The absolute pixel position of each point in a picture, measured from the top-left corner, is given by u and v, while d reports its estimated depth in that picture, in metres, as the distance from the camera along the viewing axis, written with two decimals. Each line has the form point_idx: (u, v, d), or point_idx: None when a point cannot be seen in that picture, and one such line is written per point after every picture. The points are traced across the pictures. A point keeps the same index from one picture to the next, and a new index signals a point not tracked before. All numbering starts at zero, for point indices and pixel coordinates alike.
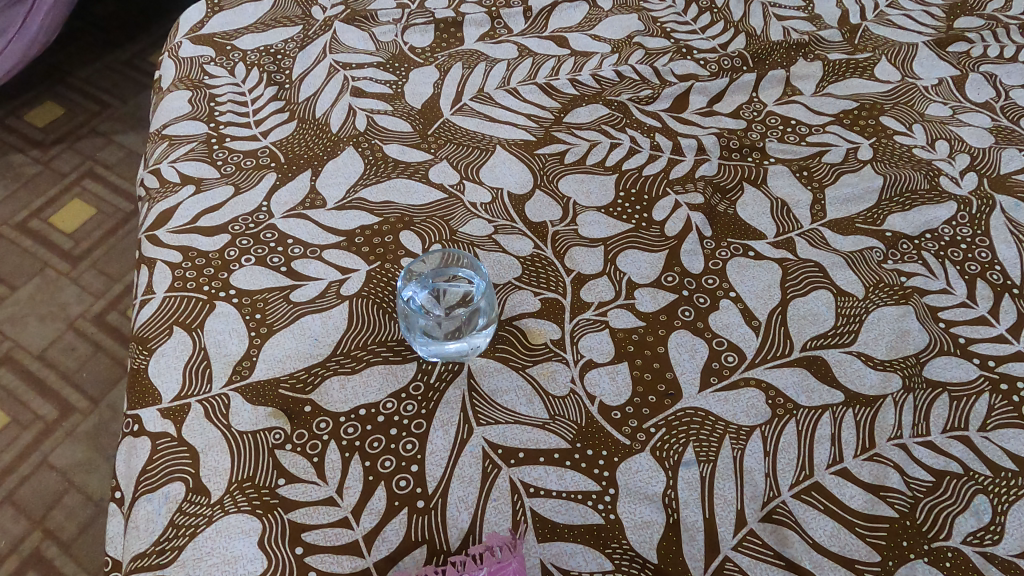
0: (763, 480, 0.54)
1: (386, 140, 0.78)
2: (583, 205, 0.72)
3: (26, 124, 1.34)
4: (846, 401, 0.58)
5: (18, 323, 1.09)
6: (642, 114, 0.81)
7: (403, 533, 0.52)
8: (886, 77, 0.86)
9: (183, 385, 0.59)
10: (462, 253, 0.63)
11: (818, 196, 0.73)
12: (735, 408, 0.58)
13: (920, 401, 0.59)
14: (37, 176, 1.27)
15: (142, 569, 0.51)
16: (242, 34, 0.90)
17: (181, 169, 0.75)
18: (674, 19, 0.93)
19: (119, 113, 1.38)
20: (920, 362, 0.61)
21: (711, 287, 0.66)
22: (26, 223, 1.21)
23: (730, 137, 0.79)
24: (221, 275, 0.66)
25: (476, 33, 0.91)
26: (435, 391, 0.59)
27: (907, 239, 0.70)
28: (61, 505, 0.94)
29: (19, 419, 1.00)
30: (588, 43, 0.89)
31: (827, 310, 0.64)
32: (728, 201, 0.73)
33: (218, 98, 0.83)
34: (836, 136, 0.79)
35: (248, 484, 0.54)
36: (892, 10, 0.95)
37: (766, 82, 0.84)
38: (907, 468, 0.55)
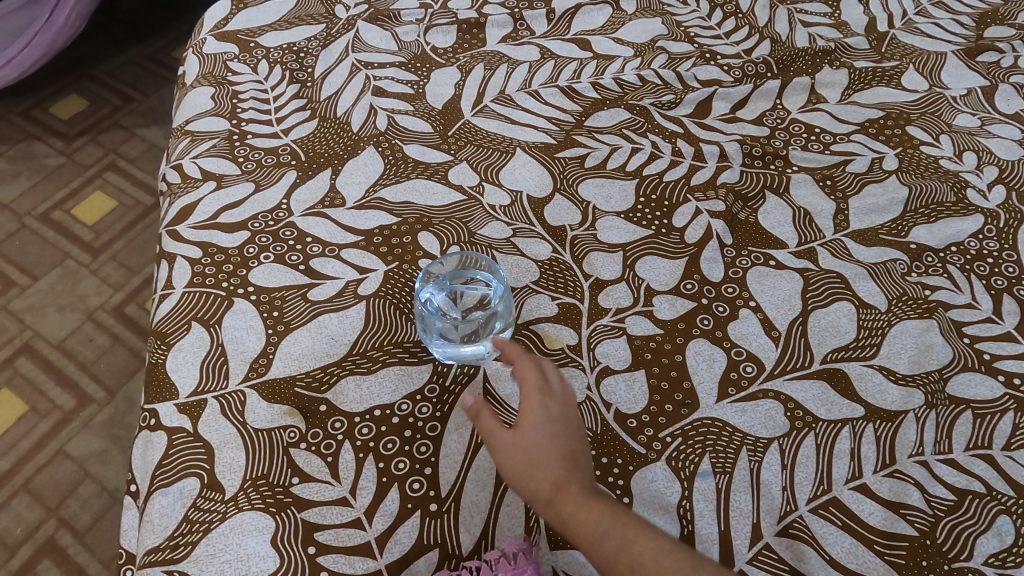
0: (780, 493, 0.54)
1: (407, 140, 0.78)
2: (602, 209, 0.72)
3: (51, 116, 1.36)
4: (866, 415, 0.58)
5: (38, 313, 1.11)
6: (664, 119, 0.81)
7: (416, 536, 0.52)
8: (913, 86, 0.85)
9: (200, 381, 0.60)
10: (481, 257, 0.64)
11: (841, 206, 0.72)
12: (753, 419, 0.57)
13: (943, 418, 0.58)
14: (61, 168, 1.29)
15: (155, 563, 0.51)
16: (266, 32, 0.90)
17: (203, 165, 0.76)
18: (699, 24, 0.92)
19: (142, 107, 1.39)
20: (943, 378, 0.60)
21: (731, 295, 0.65)
22: (49, 214, 1.22)
23: (753, 144, 0.78)
24: (240, 272, 0.66)
25: (499, 34, 0.91)
26: (450, 394, 0.59)
27: (932, 252, 0.69)
28: (77, 494, 0.95)
29: (37, 408, 1.01)
30: (610, 47, 0.89)
31: (849, 322, 0.63)
32: (749, 209, 0.72)
33: (241, 95, 0.83)
34: (860, 145, 0.78)
35: (262, 481, 0.54)
36: (920, 18, 0.94)
37: (790, 89, 0.83)
38: (928, 486, 0.54)
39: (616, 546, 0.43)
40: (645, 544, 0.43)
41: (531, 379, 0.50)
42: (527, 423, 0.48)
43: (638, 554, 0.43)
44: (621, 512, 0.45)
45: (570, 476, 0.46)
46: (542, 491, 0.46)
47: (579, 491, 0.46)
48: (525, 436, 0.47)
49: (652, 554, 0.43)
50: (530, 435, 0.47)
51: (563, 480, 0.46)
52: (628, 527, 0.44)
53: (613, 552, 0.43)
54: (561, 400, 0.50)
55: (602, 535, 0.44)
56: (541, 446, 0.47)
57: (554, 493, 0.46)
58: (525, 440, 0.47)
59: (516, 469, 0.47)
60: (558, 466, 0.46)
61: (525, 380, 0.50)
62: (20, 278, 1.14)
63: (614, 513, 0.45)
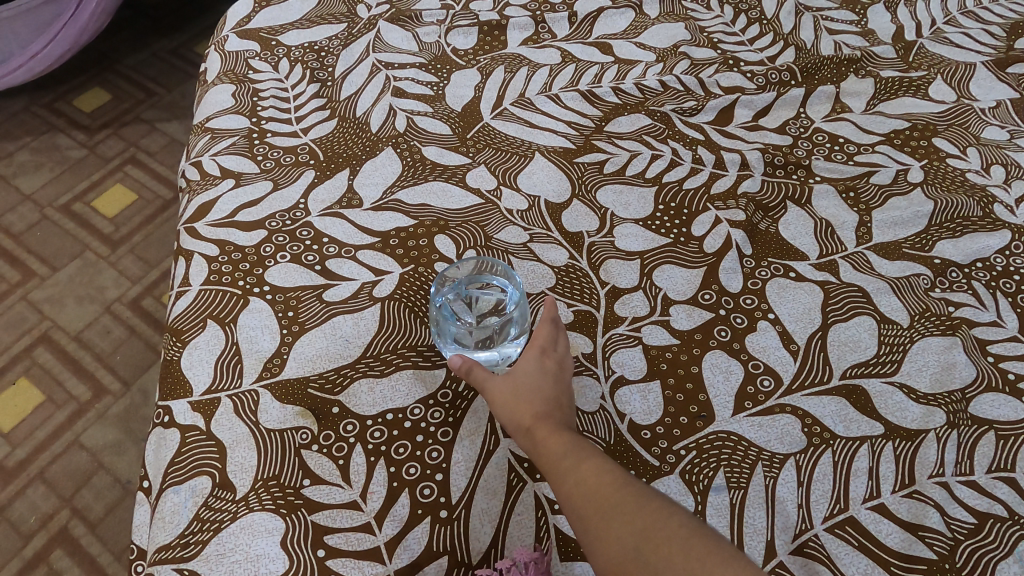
0: (796, 511, 0.53)
1: (425, 142, 0.78)
2: (621, 216, 0.71)
3: (74, 109, 1.37)
4: (885, 433, 0.57)
5: (57, 304, 1.12)
6: (685, 126, 0.80)
7: (425, 543, 0.52)
8: (941, 97, 0.83)
9: (214, 379, 0.60)
10: (498, 262, 0.63)
11: (864, 218, 0.71)
12: (770, 434, 0.56)
13: (964, 438, 0.57)
14: (82, 160, 1.30)
15: (166, 561, 0.51)
16: (287, 30, 0.90)
17: (222, 162, 0.76)
18: (722, 30, 0.91)
19: (163, 101, 1.40)
20: (966, 398, 0.59)
21: (749, 307, 0.64)
22: (70, 206, 1.23)
23: (775, 153, 0.77)
24: (256, 271, 0.67)
25: (520, 37, 0.90)
26: (463, 399, 0.59)
27: (956, 268, 0.68)
28: (90, 485, 0.95)
29: (54, 398, 1.02)
30: (632, 51, 0.88)
31: (870, 337, 0.62)
32: (770, 219, 0.71)
33: (261, 93, 0.83)
34: (885, 156, 0.77)
35: (273, 482, 0.54)
36: (949, 27, 0.92)
37: (814, 98, 0.82)
38: (948, 508, 0.53)
39: (568, 464, 0.46)
40: (591, 467, 0.46)
41: (546, 335, 0.55)
42: (526, 362, 0.53)
43: (584, 474, 0.45)
44: (583, 444, 0.48)
45: (550, 412, 0.50)
46: (520, 419, 0.50)
47: (553, 425, 0.49)
48: (518, 371, 0.53)
49: (599, 476, 0.45)
50: (523, 372, 0.53)
51: (541, 412, 0.50)
52: (583, 453, 0.47)
53: (564, 470, 0.46)
54: (562, 361, 0.55)
55: (560, 455, 0.47)
56: (530, 384, 0.52)
57: (530, 421, 0.50)
58: (519, 374, 0.52)
59: (499, 397, 0.52)
60: (542, 401, 0.51)
61: (537, 336, 0.55)
62: (40, 269, 1.16)
63: (576, 443, 0.48)
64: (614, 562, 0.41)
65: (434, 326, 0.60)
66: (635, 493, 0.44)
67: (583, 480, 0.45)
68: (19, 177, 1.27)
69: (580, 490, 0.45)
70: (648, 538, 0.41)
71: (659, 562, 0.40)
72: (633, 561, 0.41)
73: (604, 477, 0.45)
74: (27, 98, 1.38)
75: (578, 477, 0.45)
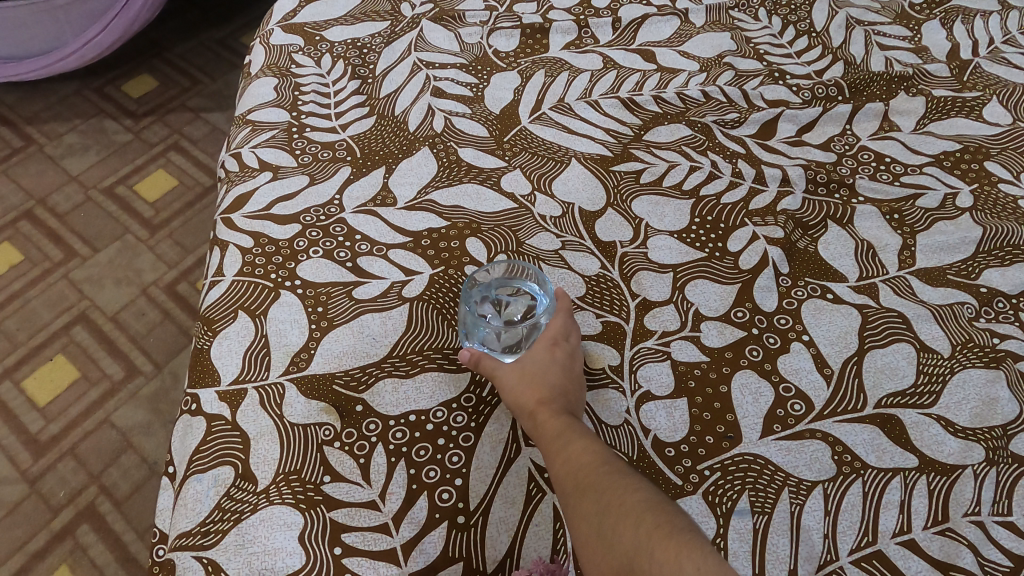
0: (821, 541, 0.51)
1: (462, 143, 0.78)
2: (655, 228, 0.70)
3: (122, 94, 1.40)
4: (919, 466, 0.55)
5: (96, 284, 1.14)
6: (726, 138, 0.78)
7: (441, 547, 0.52)
8: (995, 119, 0.80)
9: (241, 370, 0.60)
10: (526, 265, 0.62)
11: (908, 242, 0.69)
12: (798, 460, 0.55)
13: (1004, 477, 0.55)
14: (128, 145, 1.33)
15: (186, 547, 0.52)
16: (332, 26, 0.91)
17: (261, 155, 0.77)
18: (769, 41, 0.89)
19: (208, 90, 1.43)
20: (1007, 434, 0.57)
21: (783, 327, 0.63)
22: (113, 189, 1.26)
23: (818, 170, 0.75)
24: (289, 265, 0.67)
25: (562, 41, 0.89)
26: (486, 405, 0.58)
27: (1004, 298, 0.65)
28: (118, 463, 0.98)
29: (89, 376, 1.05)
30: (676, 60, 0.87)
31: (908, 365, 0.60)
32: (809, 237, 0.70)
33: (303, 88, 0.84)
34: (933, 178, 0.75)
35: (294, 476, 0.55)
36: (1008, 47, 0.89)
37: (862, 115, 0.80)
38: (983, 549, 0.51)
39: (559, 447, 0.47)
40: (578, 448, 0.46)
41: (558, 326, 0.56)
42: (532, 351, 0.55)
43: (570, 455, 0.46)
44: (578, 428, 0.48)
45: (553, 399, 0.51)
46: (525, 404, 0.52)
47: (554, 411, 0.50)
48: (526, 361, 0.54)
49: (582, 456, 0.46)
50: (532, 360, 0.54)
51: (545, 398, 0.51)
52: (574, 435, 0.47)
53: (556, 450, 0.47)
54: (572, 352, 0.55)
55: (554, 436, 0.48)
56: (537, 373, 0.53)
57: (532, 407, 0.51)
58: (526, 362, 0.54)
59: (507, 384, 0.53)
60: (545, 388, 0.52)
61: (549, 329, 0.57)
62: (82, 249, 1.18)
63: (570, 427, 0.48)
64: (588, 538, 0.42)
65: (462, 326, 0.60)
66: (612, 473, 0.44)
67: (568, 461, 0.46)
68: (67, 158, 1.30)
69: (565, 472, 0.45)
70: (612, 514, 0.41)
71: (617, 536, 0.40)
72: (598, 535, 0.41)
73: (587, 459, 0.45)
74: (78, 82, 1.42)
75: (565, 456, 0.46)
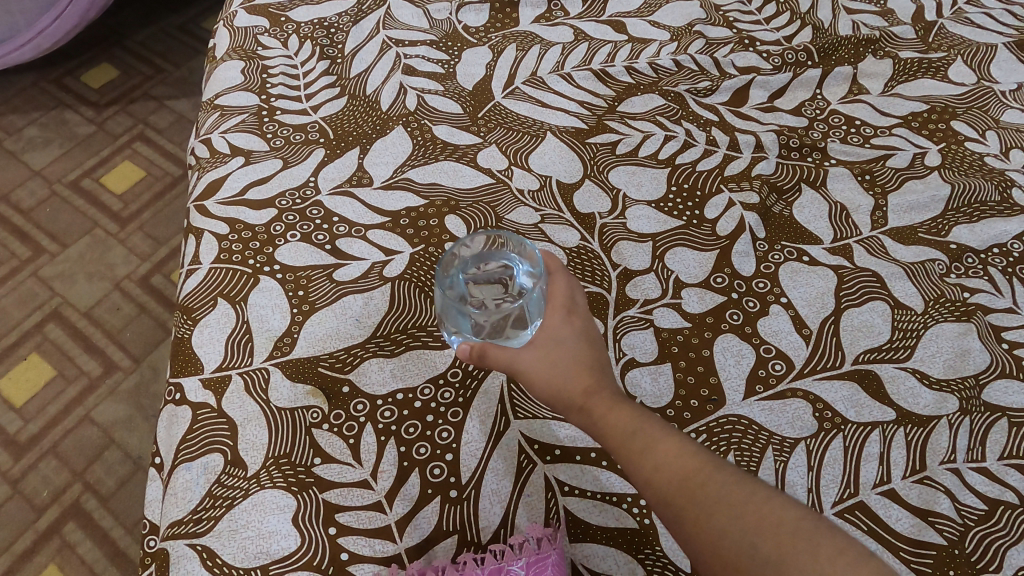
0: (805, 495, 0.53)
1: (435, 121, 0.77)
2: (633, 198, 0.71)
3: (82, 85, 1.36)
4: (897, 419, 0.56)
5: (67, 280, 1.12)
6: (699, 107, 0.79)
7: (436, 521, 0.52)
8: (960, 79, 0.82)
9: (224, 356, 0.60)
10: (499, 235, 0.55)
11: (880, 202, 0.70)
12: (781, 419, 0.56)
13: (977, 425, 0.56)
14: (91, 136, 1.29)
15: (178, 536, 0.52)
16: (297, 6, 0.89)
17: (231, 140, 0.75)
18: (739, 9, 0.89)
19: (172, 78, 1.39)
20: (979, 384, 0.59)
21: (762, 291, 0.64)
22: (78, 183, 1.23)
23: (790, 135, 0.75)
24: (267, 250, 0.66)
25: (532, 14, 0.89)
26: (473, 379, 0.59)
27: (973, 253, 0.67)
28: (102, 460, 0.96)
29: (65, 373, 1.03)
30: (646, 30, 0.87)
31: (883, 322, 0.62)
32: (784, 202, 0.71)
33: (270, 70, 0.82)
34: (902, 139, 0.76)
35: (284, 460, 0.55)
36: (971, 7, 0.90)
37: (832, 78, 0.81)
38: (959, 494, 0.53)
39: (643, 443, 0.44)
40: (668, 448, 0.43)
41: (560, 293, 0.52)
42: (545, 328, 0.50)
43: (663, 455, 0.43)
44: (654, 422, 0.45)
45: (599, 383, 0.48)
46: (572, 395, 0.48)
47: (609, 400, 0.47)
48: (552, 338, 0.50)
49: (661, 439, 0.44)
50: (551, 336, 0.50)
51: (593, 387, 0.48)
52: (656, 434, 0.44)
53: (637, 451, 0.44)
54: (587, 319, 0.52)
55: (630, 432, 0.44)
56: (570, 353, 0.49)
57: (580, 396, 0.48)
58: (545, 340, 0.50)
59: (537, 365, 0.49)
60: (584, 370, 0.49)
61: (553, 297, 0.52)
62: (50, 245, 1.16)
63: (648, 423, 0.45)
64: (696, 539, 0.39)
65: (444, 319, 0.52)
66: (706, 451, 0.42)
67: (649, 450, 0.43)
68: (28, 153, 1.27)
69: (648, 463, 0.43)
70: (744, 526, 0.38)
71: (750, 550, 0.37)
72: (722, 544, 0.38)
73: (668, 442, 0.43)
74: (35, 73, 1.38)
75: (657, 456, 0.43)
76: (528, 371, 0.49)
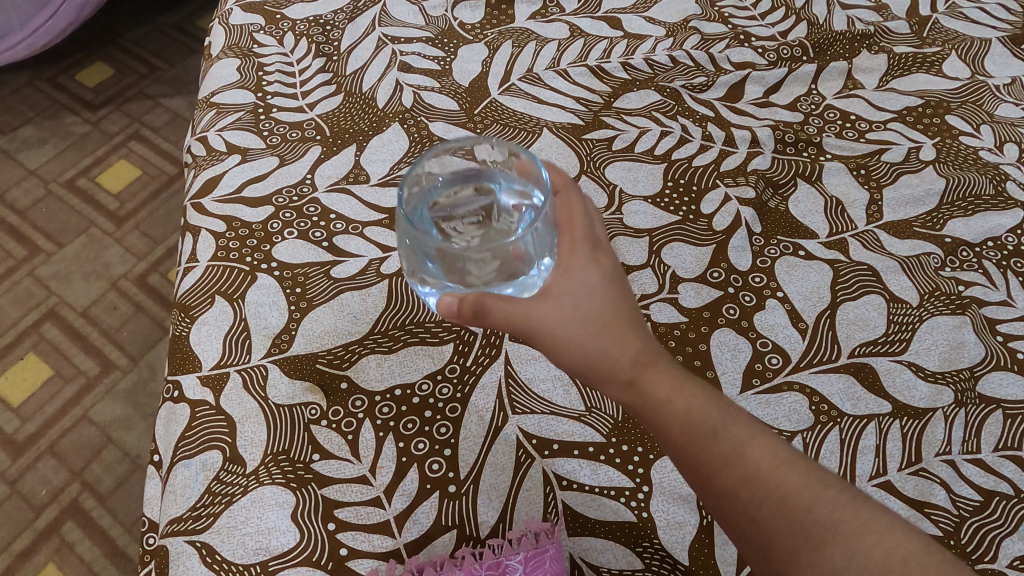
0: None
1: (432, 117, 0.77)
2: (630, 193, 0.71)
3: (77, 84, 1.36)
4: (893, 412, 0.57)
5: (64, 280, 1.12)
6: (695, 103, 0.79)
7: (434, 517, 0.53)
8: (955, 73, 0.82)
9: (222, 354, 0.60)
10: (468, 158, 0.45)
11: (875, 197, 0.71)
12: (778, 412, 0.57)
13: (972, 417, 0.57)
14: (86, 135, 1.29)
15: (178, 533, 0.52)
16: (292, 4, 0.89)
17: (228, 138, 0.75)
18: (734, 4, 0.90)
19: (167, 76, 1.39)
20: (974, 377, 0.59)
21: (758, 285, 0.64)
22: (74, 182, 1.23)
23: (786, 130, 0.76)
24: (264, 247, 0.66)
25: (528, 11, 0.89)
26: (471, 374, 0.59)
27: (968, 247, 0.67)
28: (100, 459, 0.96)
29: (63, 373, 1.03)
30: (642, 26, 0.87)
31: (879, 316, 0.62)
32: (780, 196, 0.71)
33: (266, 68, 0.82)
34: (897, 133, 0.76)
35: (283, 457, 0.55)
36: (965, 2, 0.90)
37: (827, 74, 0.81)
38: (954, 486, 0.54)
39: (718, 433, 0.42)
40: (751, 446, 0.41)
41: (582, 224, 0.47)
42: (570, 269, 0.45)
43: (744, 451, 0.41)
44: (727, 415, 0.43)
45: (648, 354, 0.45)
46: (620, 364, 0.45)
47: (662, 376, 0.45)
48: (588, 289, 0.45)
49: (708, 419, 0.43)
50: (581, 285, 0.45)
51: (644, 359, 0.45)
52: (733, 427, 0.42)
53: (708, 439, 0.42)
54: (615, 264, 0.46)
55: (703, 422, 0.43)
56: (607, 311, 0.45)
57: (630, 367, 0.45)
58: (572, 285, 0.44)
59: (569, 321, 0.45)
60: (619, 327, 0.45)
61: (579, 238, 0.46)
62: (46, 244, 1.16)
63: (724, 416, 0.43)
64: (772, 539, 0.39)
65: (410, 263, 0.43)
66: (752, 433, 0.42)
67: (724, 442, 0.42)
68: (23, 152, 1.26)
69: (723, 454, 0.41)
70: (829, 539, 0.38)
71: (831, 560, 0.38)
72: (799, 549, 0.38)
73: (716, 421, 0.43)
74: (30, 73, 1.37)
75: (735, 448, 0.41)
76: (556, 329, 0.44)
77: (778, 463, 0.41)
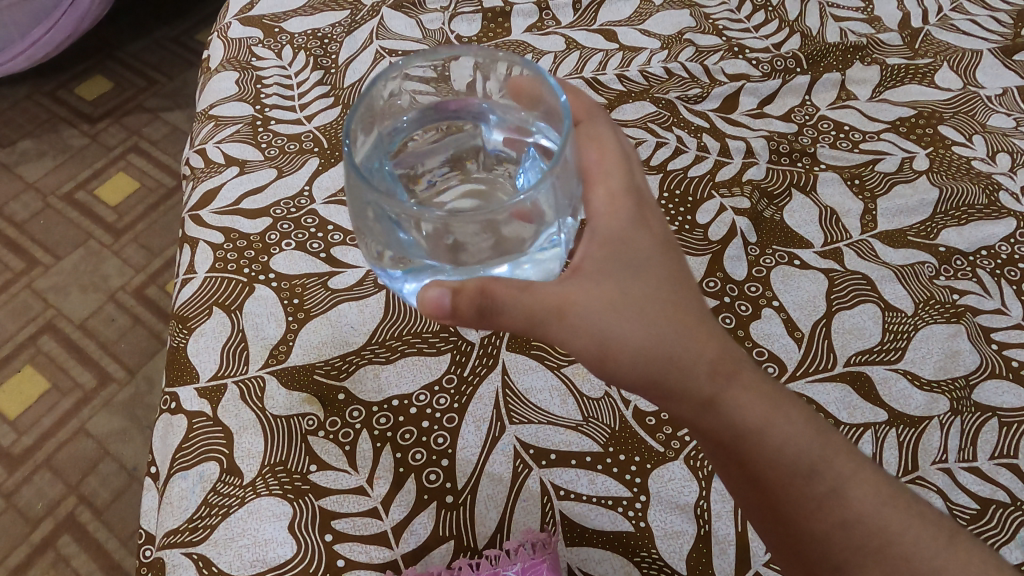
0: None
1: None
2: None
3: (76, 97, 1.37)
4: (889, 420, 0.57)
5: (62, 293, 1.12)
6: (690, 114, 0.79)
7: (431, 527, 0.53)
8: (947, 85, 0.83)
9: (220, 365, 0.60)
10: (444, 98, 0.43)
11: (869, 206, 0.71)
12: None
13: (968, 425, 0.57)
14: (85, 148, 1.30)
15: (174, 545, 0.52)
16: (291, 17, 0.90)
17: (226, 150, 0.76)
18: (728, 17, 0.91)
19: (166, 89, 1.40)
20: (970, 385, 0.59)
21: (754, 294, 0.64)
22: (72, 195, 1.23)
23: (780, 141, 0.76)
24: (262, 258, 0.67)
25: (524, 24, 0.89)
26: (468, 384, 0.59)
27: (962, 256, 0.68)
28: (96, 472, 0.96)
29: (60, 386, 1.03)
30: (637, 39, 0.88)
31: (874, 324, 0.62)
32: (775, 206, 0.71)
33: (265, 80, 0.83)
34: (891, 144, 0.77)
35: (280, 468, 0.55)
36: (956, 14, 0.91)
37: (820, 85, 0.82)
38: (951, 494, 0.54)
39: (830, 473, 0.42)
40: (862, 489, 0.42)
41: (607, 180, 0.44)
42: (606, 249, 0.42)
43: (856, 494, 0.42)
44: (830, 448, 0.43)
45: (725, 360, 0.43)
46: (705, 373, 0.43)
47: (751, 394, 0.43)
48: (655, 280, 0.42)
49: (814, 456, 0.43)
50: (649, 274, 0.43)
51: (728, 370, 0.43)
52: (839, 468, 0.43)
53: (820, 477, 0.42)
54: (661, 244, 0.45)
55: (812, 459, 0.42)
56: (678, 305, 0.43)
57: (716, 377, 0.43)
58: (612, 266, 0.42)
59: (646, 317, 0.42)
60: (691, 327, 0.43)
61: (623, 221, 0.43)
62: (44, 257, 1.16)
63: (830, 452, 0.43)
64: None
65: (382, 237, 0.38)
66: (856, 469, 0.43)
67: (836, 485, 0.42)
68: (22, 165, 1.27)
69: (839, 496, 0.42)
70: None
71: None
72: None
73: (815, 454, 0.43)
74: (29, 86, 1.38)
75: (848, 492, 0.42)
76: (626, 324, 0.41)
77: (825, 450, 0.43)
